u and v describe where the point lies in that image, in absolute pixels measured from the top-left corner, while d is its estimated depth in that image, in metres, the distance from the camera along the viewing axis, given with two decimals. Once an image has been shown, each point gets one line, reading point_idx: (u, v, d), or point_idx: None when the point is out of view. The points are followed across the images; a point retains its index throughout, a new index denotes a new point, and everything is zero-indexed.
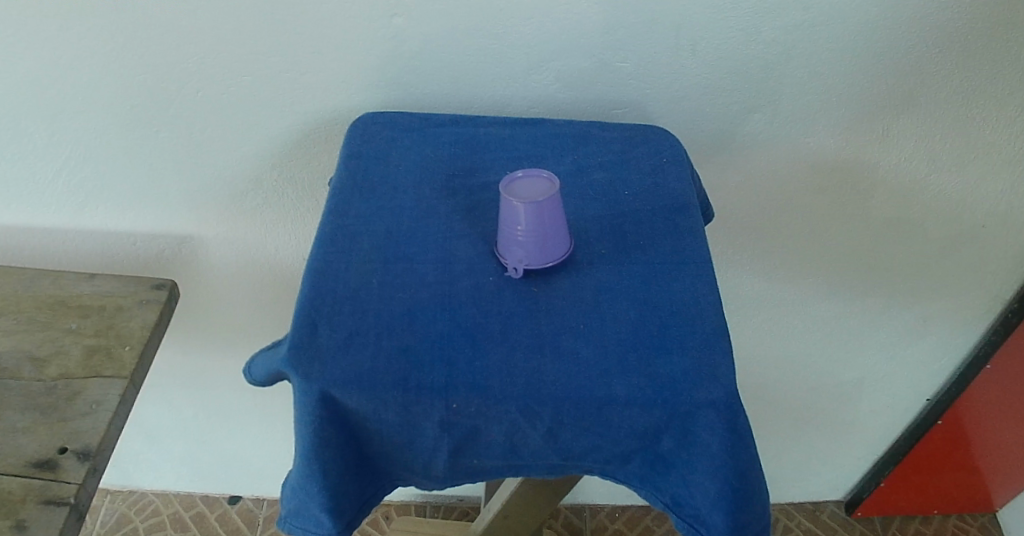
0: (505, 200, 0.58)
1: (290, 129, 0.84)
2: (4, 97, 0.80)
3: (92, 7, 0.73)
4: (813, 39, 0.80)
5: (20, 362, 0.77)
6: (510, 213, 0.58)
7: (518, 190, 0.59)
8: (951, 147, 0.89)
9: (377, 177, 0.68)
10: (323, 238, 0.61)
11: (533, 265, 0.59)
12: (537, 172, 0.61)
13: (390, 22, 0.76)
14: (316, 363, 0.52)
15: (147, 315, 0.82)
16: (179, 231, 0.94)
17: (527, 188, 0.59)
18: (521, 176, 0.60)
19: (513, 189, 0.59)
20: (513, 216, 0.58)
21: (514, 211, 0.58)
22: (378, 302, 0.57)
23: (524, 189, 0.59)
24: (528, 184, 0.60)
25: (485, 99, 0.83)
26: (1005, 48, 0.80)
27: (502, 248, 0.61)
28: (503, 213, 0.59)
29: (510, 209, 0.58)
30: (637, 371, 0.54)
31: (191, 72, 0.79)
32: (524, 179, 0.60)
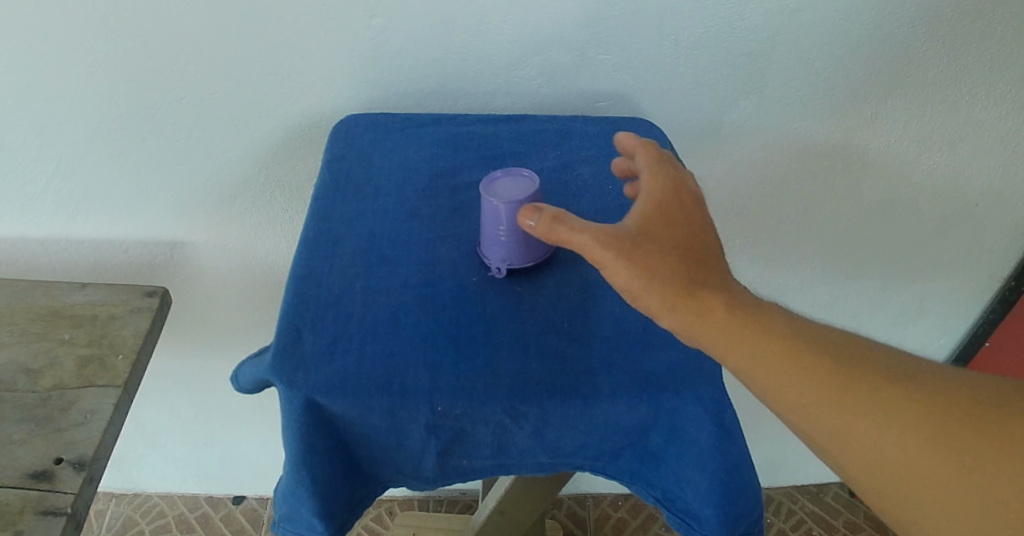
0: (486, 200, 0.59)
1: (276, 133, 0.84)
2: None
3: (72, 17, 0.73)
4: (795, 25, 0.79)
5: (15, 374, 0.77)
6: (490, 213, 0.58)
7: (498, 191, 0.59)
8: (940, 127, 0.88)
9: (360, 180, 0.68)
10: (306, 244, 0.61)
11: (514, 264, 0.60)
12: (517, 170, 0.61)
13: (370, 22, 0.76)
14: (301, 370, 0.53)
15: (139, 323, 0.82)
16: (169, 237, 0.94)
17: (508, 189, 0.59)
18: (501, 176, 0.61)
19: (493, 191, 0.59)
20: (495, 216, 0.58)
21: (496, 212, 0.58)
22: (361, 307, 0.57)
23: (505, 190, 0.59)
24: (509, 184, 0.60)
25: (468, 96, 0.83)
26: (992, 27, 0.80)
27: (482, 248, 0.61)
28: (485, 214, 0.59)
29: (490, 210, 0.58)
30: (621, 369, 0.54)
31: (174, 80, 0.79)
32: (504, 178, 0.60)
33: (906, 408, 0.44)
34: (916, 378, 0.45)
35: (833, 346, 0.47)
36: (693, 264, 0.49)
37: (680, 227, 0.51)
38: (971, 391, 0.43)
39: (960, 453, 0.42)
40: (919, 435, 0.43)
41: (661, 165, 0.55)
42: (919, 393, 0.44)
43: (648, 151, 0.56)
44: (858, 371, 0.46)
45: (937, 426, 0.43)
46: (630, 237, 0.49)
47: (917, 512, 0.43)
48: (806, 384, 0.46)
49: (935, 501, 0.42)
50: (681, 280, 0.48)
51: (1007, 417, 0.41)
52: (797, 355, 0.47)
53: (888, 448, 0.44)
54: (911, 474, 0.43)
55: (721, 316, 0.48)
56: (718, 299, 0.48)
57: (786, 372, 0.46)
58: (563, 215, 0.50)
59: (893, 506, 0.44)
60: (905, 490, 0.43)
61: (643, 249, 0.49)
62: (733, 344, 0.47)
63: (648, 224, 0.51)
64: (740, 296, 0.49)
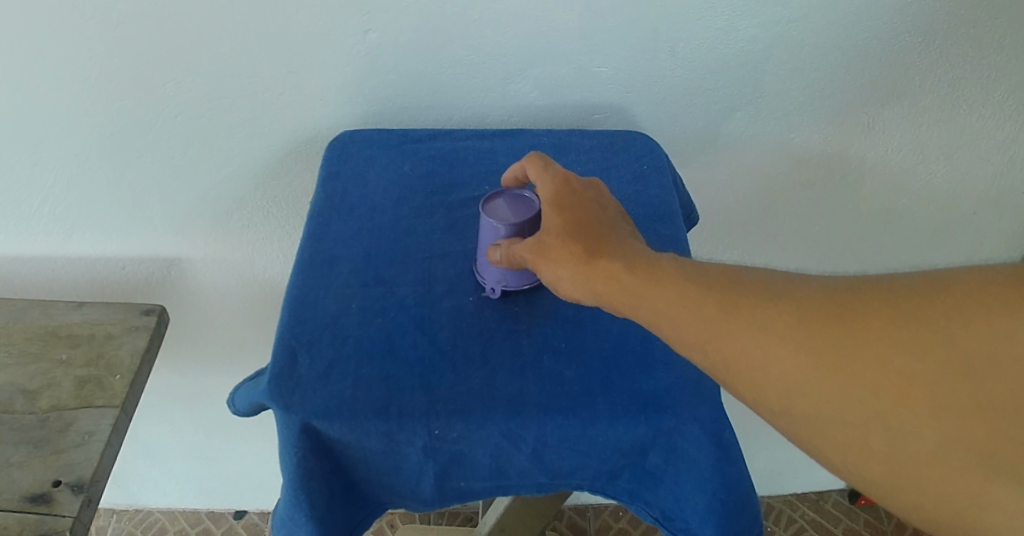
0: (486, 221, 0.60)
1: (273, 149, 0.84)
2: None
3: (68, 35, 0.73)
4: (791, 35, 0.79)
5: (13, 396, 0.77)
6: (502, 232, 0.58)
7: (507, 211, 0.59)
8: (939, 135, 0.88)
9: (356, 198, 0.68)
10: (302, 264, 0.61)
11: (517, 285, 0.59)
12: (519, 191, 0.62)
13: (365, 37, 0.76)
14: (297, 394, 0.52)
15: (137, 342, 0.82)
16: (167, 254, 0.94)
17: (517, 209, 0.60)
18: (503, 199, 0.61)
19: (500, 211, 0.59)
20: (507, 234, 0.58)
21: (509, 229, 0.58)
22: (357, 329, 0.57)
23: (514, 210, 0.59)
24: (515, 204, 0.60)
25: (464, 111, 0.83)
26: (989, 34, 0.80)
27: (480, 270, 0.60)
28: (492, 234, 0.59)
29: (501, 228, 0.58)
30: (619, 389, 0.54)
31: (170, 97, 0.79)
32: (506, 199, 0.61)
33: (883, 335, 0.43)
34: (861, 301, 0.45)
35: (786, 299, 0.47)
36: (594, 242, 0.54)
37: (573, 211, 0.56)
38: (930, 292, 0.43)
39: (949, 357, 0.41)
40: (900, 356, 0.43)
41: (544, 162, 0.60)
42: (890, 314, 0.44)
43: (530, 157, 0.61)
44: (818, 315, 0.46)
45: (910, 336, 0.43)
46: (541, 236, 0.55)
47: (934, 432, 0.41)
48: (776, 350, 0.46)
49: (954, 418, 0.41)
50: (589, 263, 0.52)
51: (952, 302, 0.42)
52: (751, 321, 0.47)
53: (882, 382, 0.43)
54: (913, 397, 0.42)
55: (657, 293, 0.49)
56: (618, 263, 0.51)
57: (746, 345, 0.46)
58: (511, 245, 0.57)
59: (913, 439, 0.42)
60: (911, 419, 0.42)
61: (550, 242, 0.54)
62: (673, 321, 0.48)
63: (552, 221, 0.56)
64: (676, 272, 0.50)
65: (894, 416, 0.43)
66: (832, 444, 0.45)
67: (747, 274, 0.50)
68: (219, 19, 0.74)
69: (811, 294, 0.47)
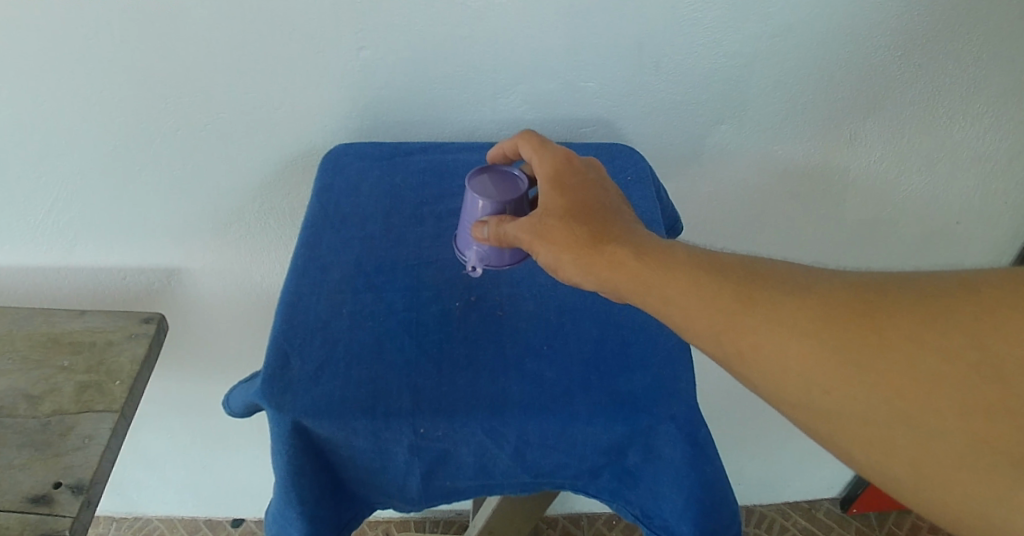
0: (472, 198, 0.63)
1: (271, 162, 0.87)
2: None
3: (71, 51, 0.76)
4: (773, 50, 0.82)
5: (16, 399, 0.79)
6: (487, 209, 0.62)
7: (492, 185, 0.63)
8: (922, 146, 0.91)
9: (349, 208, 0.70)
10: (295, 272, 0.64)
11: (501, 263, 0.64)
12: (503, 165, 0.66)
13: (359, 54, 0.79)
14: (288, 393, 0.55)
15: (136, 350, 0.84)
16: (167, 264, 0.97)
17: (501, 183, 0.63)
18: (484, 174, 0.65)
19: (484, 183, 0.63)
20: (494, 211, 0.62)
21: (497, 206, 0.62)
22: (347, 332, 0.59)
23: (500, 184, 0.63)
24: (500, 179, 0.64)
25: (456, 125, 0.86)
26: (968, 49, 0.82)
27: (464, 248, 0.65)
28: (479, 208, 0.63)
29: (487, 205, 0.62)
30: (598, 389, 0.57)
31: (171, 111, 0.81)
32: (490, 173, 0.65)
33: (904, 335, 0.48)
34: (889, 302, 0.50)
35: (812, 297, 0.52)
36: (599, 228, 0.59)
37: (576, 196, 0.61)
38: (950, 298, 0.48)
39: (969, 358, 0.46)
40: (926, 357, 0.47)
41: (545, 147, 0.64)
42: (911, 316, 0.49)
43: (528, 141, 0.65)
44: (845, 312, 0.50)
45: (935, 339, 0.48)
46: (543, 219, 0.59)
47: (954, 433, 0.46)
48: (803, 344, 0.50)
49: (969, 413, 0.46)
50: (600, 251, 0.57)
51: (977, 307, 0.47)
52: (778, 317, 0.52)
53: (903, 376, 0.48)
54: (935, 397, 0.47)
55: (683, 289, 0.54)
56: (625, 250, 0.57)
57: (773, 339, 0.51)
58: (499, 224, 0.61)
59: (935, 437, 0.47)
60: (933, 419, 0.47)
61: (552, 226, 0.59)
62: (686, 314, 0.53)
63: (554, 204, 0.60)
64: (699, 267, 0.55)
65: (911, 410, 0.47)
66: (849, 435, 0.50)
67: (772, 271, 0.55)
68: (217, 36, 0.76)
69: (835, 292, 0.52)
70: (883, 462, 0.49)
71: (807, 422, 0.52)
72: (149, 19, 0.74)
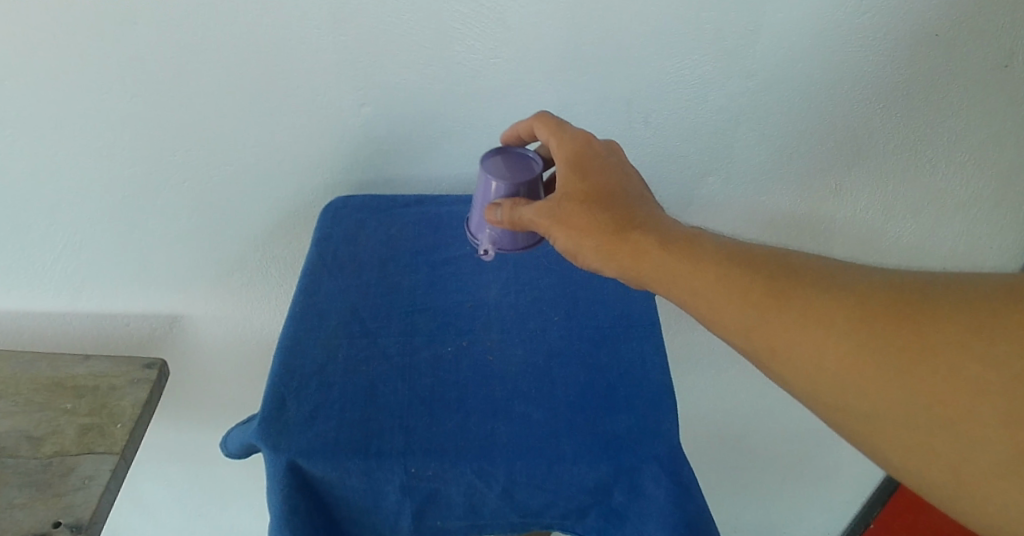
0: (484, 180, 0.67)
1: (275, 212, 0.91)
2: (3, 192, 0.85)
3: (85, 106, 0.79)
4: (758, 105, 0.85)
5: (19, 441, 0.81)
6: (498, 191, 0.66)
7: (504, 167, 0.67)
8: (906, 194, 0.94)
9: (347, 257, 0.74)
10: (294, 318, 0.67)
11: (511, 246, 0.69)
12: (518, 151, 0.70)
13: (360, 110, 0.83)
14: (284, 435, 0.57)
15: (137, 394, 0.86)
16: (170, 311, 0.99)
17: (515, 165, 0.68)
18: (495, 157, 0.69)
19: (497, 166, 0.68)
20: (506, 193, 0.66)
21: (508, 188, 0.66)
22: (342, 376, 0.62)
23: (512, 167, 0.68)
24: (514, 161, 0.69)
25: (452, 178, 0.90)
26: (947, 102, 0.86)
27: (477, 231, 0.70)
28: (492, 190, 0.67)
29: (498, 186, 0.66)
30: (584, 430, 0.59)
31: (179, 162, 0.85)
32: (503, 156, 0.69)
33: (927, 331, 0.51)
34: (932, 304, 0.51)
35: (849, 295, 0.54)
36: (624, 216, 0.62)
37: (593, 181, 0.64)
38: (975, 298, 0.51)
39: (990, 358, 0.49)
40: (966, 363, 0.49)
41: (564, 132, 0.67)
42: (943, 314, 0.51)
43: (546, 124, 0.68)
44: (884, 313, 0.52)
45: (977, 345, 0.49)
46: (560, 204, 0.63)
47: (992, 440, 0.48)
48: (836, 344, 0.53)
49: (985, 411, 0.48)
50: (619, 239, 0.60)
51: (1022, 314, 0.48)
52: (812, 315, 0.54)
53: (923, 372, 0.50)
54: (974, 404, 0.49)
55: (707, 280, 0.57)
56: (651, 242, 0.60)
57: (806, 338, 0.54)
58: (513, 208, 0.64)
59: (970, 443, 0.49)
60: (970, 425, 0.49)
61: (569, 211, 0.62)
62: (717, 311, 0.57)
63: (571, 189, 0.63)
64: (723, 259, 0.58)
65: (928, 404, 0.50)
66: (866, 426, 0.53)
67: (801, 263, 0.57)
68: (226, 92, 0.80)
69: (863, 287, 0.54)
70: (897, 453, 0.52)
71: (825, 412, 0.54)
72: (162, 76, 0.78)
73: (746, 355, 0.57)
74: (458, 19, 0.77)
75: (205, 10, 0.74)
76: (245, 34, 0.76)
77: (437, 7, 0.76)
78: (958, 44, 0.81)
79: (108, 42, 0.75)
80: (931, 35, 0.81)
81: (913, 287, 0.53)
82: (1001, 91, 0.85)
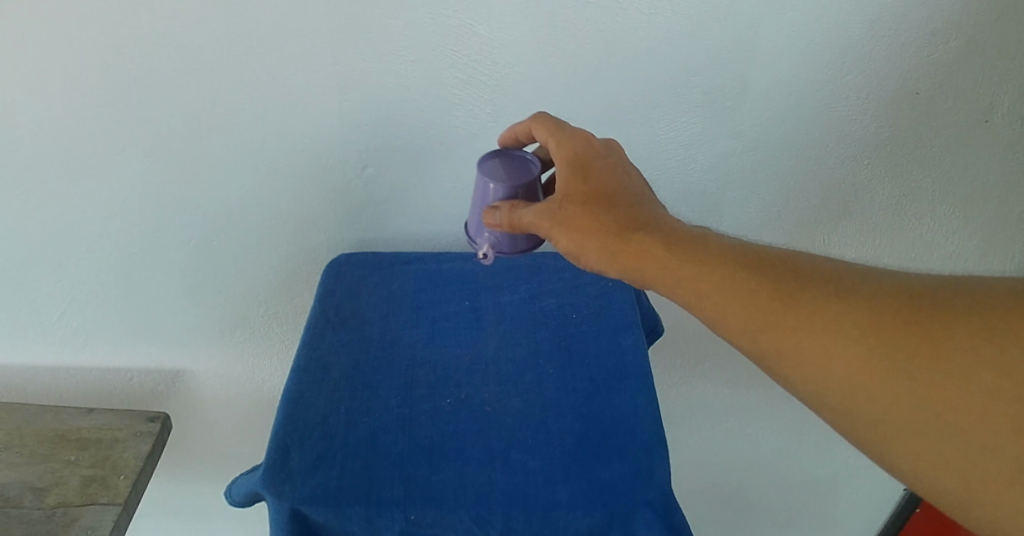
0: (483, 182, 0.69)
1: (277, 268, 0.92)
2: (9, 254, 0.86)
3: (92, 170, 0.80)
4: (745, 166, 0.89)
5: (22, 492, 0.82)
6: (496, 192, 0.68)
7: (503, 168, 0.69)
8: (895, 246, 0.99)
9: (349, 312, 0.77)
10: (298, 370, 0.70)
11: (511, 249, 0.71)
12: (517, 152, 0.71)
13: (362, 172, 0.85)
14: (287, 483, 0.60)
15: (141, 447, 0.88)
16: (172, 366, 1.00)
17: (512, 166, 0.70)
18: (495, 159, 0.71)
19: (495, 168, 0.69)
20: (504, 196, 0.68)
21: (507, 190, 0.67)
22: (345, 427, 0.65)
23: (511, 168, 0.70)
24: (511, 162, 0.71)
25: (451, 236, 0.93)
26: (926, 160, 0.90)
27: (476, 235, 0.72)
28: (491, 191, 0.68)
29: (497, 188, 0.68)
30: (579, 478, 0.62)
31: (184, 223, 0.86)
32: (501, 157, 0.71)
33: (934, 337, 0.52)
34: (942, 310, 0.53)
35: (858, 301, 0.55)
36: (629, 220, 0.62)
37: (593, 183, 0.64)
38: (982, 305, 0.52)
39: (996, 366, 0.50)
40: (976, 369, 0.50)
41: (562, 132, 0.67)
42: (954, 320, 0.52)
43: (544, 125, 0.68)
44: (895, 319, 0.54)
45: (987, 352, 0.50)
46: (560, 206, 0.63)
47: (1000, 446, 0.50)
48: (845, 349, 0.54)
49: (984, 417, 0.50)
50: (622, 243, 0.61)
51: None
52: (821, 319, 0.55)
53: (933, 377, 0.52)
54: (983, 411, 0.50)
55: (714, 283, 0.58)
56: (657, 246, 0.61)
57: (816, 342, 0.55)
58: (512, 210, 0.65)
59: (979, 449, 0.50)
60: (979, 431, 0.50)
61: (570, 214, 0.63)
62: (725, 316, 0.58)
63: (571, 191, 0.64)
64: (730, 262, 0.59)
65: (931, 408, 0.52)
66: (869, 427, 0.54)
67: (809, 266, 0.58)
68: (231, 156, 0.82)
69: (871, 292, 0.55)
70: (897, 454, 0.53)
71: (830, 412, 0.56)
72: (169, 142, 0.79)
73: (753, 358, 0.59)
74: (455, 85, 0.80)
75: (210, 79, 0.76)
76: (249, 101, 0.78)
77: (434, 75, 0.79)
78: (940, 103, 0.85)
79: (117, 111, 0.76)
80: (912, 94, 0.84)
81: (923, 294, 0.54)
82: (984, 143, 0.89)
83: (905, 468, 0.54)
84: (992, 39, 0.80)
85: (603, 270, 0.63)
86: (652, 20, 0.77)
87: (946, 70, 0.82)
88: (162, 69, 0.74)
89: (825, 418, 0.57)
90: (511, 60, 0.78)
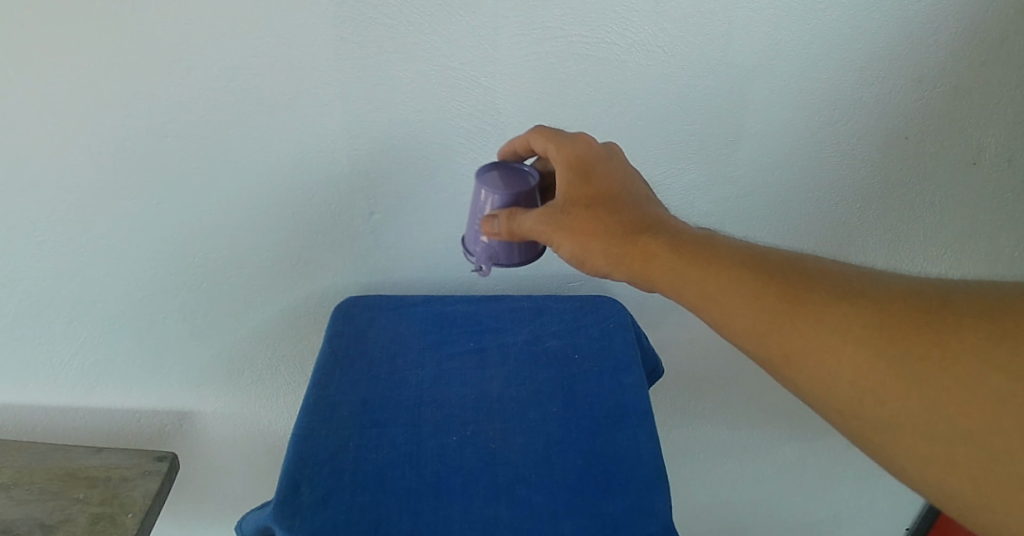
0: (481, 194, 0.72)
1: (286, 311, 0.95)
2: (25, 296, 0.88)
3: (108, 211, 0.83)
4: (740, 211, 0.93)
5: (31, 528, 0.83)
6: (494, 202, 0.70)
7: (502, 178, 0.72)
8: None
9: (356, 353, 0.79)
10: (307, 408, 0.72)
11: (508, 261, 0.73)
12: (517, 163, 0.74)
13: (370, 217, 0.88)
14: (298, 516, 0.62)
15: (148, 485, 0.89)
16: (180, 408, 1.02)
17: (511, 177, 0.72)
18: (495, 169, 0.73)
19: (494, 179, 0.72)
20: (504, 203, 0.70)
21: (505, 198, 0.70)
22: (353, 463, 0.68)
23: (509, 179, 0.72)
24: (511, 173, 0.73)
25: (455, 279, 0.96)
26: (915, 203, 0.94)
27: (474, 247, 0.74)
28: (492, 200, 0.70)
29: (495, 197, 0.70)
30: (582, 511, 0.64)
31: (196, 264, 0.89)
32: (501, 168, 0.73)
33: (941, 340, 0.53)
34: (949, 313, 0.54)
35: (864, 304, 0.56)
36: (636, 225, 0.64)
37: (596, 187, 0.67)
38: (992, 307, 0.53)
39: (1009, 368, 0.51)
40: (985, 372, 0.51)
41: (563, 139, 0.70)
42: (962, 323, 0.53)
43: (543, 135, 0.71)
44: (901, 322, 0.55)
45: (996, 354, 0.51)
46: (562, 211, 0.66)
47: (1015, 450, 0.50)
48: (851, 350, 0.55)
49: (992, 421, 0.51)
50: (629, 247, 0.63)
51: None
52: (826, 321, 0.57)
53: (942, 380, 0.53)
54: (994, 414, 0.51)
55: (720, 285, 0.60)
56: (665, 251, 0.62)
57: (822, 343, 0.56)
58: (511, 217, 0.67)
59: (992, 452, 0.51)
60: (992, 435, 0.51)
61: (574, 219, 0.65)
62: (733, 318, 0.60)
63: (574, 195, 0.66)
64: (737, 264, 0.61)
65: (941, 411, 0.53)
66: (879, 431, 0.55)
67: (815, 269, 0.60)
68: (244, 201, 0.85)
69: (876, 295, 0.57)
70: (907, 457, 0.54)
71: (838, 416, 0.57)
72: (185, 183, 0.82)
73: (761, 362, 0.60)
74: (460, 134, 0.83)
75: (225, 124, 0.79)
76: (263, 148, 0.81)
77: (440, 123, 0.82)
78: (927, 147, 0.88)
79: (134, 153, 0.79)
80: (901, 139, 0.88)
81: (927, 297, 0.56)
82: (973, 184, 0.93)
83: (915, 471, 0.55)
84: (976, 88, 0.84)
85: (609, 274, 0.65)
86: (648, 72, 0.81)
87: (933, 116, 0.86)
88: (180, 112, 0.77)
89: (833, 422, 0.58)
90: (514, 109, 0.82)
